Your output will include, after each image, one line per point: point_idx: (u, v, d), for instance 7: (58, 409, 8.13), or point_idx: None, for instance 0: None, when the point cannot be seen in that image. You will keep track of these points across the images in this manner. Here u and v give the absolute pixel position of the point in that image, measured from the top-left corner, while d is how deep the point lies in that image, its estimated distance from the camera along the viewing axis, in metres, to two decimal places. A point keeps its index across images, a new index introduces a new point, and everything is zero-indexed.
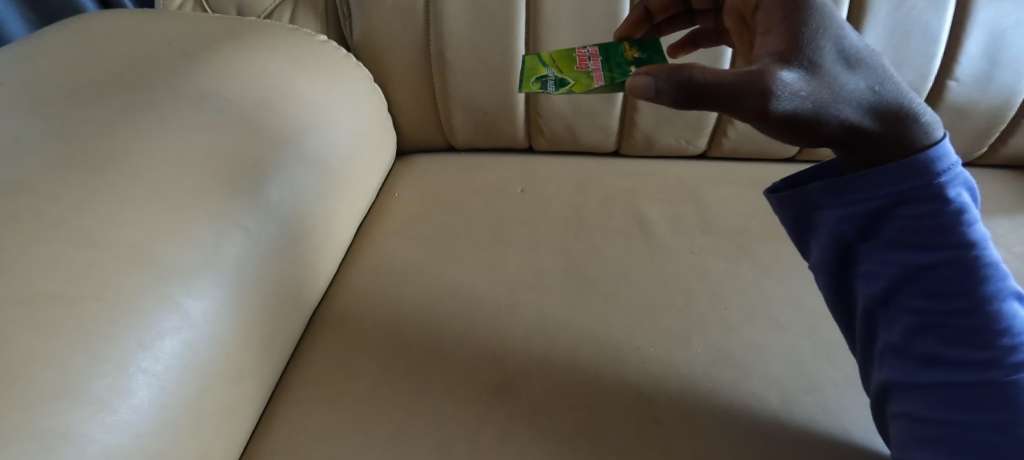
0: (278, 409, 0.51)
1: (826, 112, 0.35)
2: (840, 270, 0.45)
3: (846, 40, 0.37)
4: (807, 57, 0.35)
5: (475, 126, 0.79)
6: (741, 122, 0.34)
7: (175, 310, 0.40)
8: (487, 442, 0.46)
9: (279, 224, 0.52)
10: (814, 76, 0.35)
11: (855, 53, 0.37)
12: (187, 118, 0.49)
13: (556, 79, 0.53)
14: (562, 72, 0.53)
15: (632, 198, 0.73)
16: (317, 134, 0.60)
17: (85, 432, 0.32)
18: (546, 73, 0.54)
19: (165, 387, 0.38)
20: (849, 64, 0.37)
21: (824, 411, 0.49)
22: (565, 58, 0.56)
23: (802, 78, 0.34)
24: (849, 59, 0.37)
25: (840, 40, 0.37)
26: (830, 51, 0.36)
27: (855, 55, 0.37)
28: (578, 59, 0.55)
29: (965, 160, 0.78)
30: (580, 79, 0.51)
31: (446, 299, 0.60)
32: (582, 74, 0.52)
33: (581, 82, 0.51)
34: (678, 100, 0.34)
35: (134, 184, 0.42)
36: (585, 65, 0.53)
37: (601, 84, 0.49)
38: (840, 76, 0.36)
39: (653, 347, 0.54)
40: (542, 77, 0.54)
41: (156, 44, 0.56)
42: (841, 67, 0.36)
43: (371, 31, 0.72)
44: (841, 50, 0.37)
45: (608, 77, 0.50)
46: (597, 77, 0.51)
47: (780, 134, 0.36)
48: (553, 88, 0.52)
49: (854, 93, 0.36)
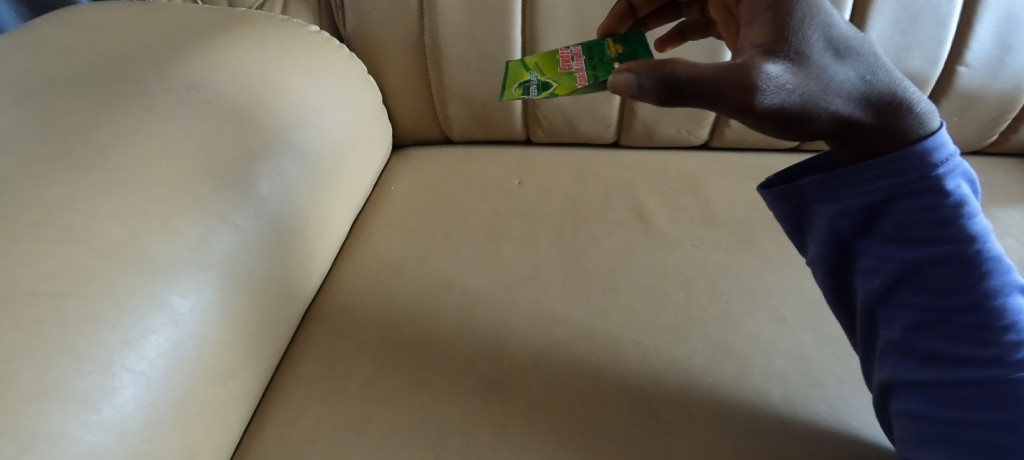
0: (270, 407, 0.50)
1: (816, 105, 0.33)
2: (837, 265, 0.43)
3: (834, 29, 0.36)
4: (794, 48, 0.34)
5: (471, 118, 0.78)
6: (728, 118, 0.33)
7: (161, 307, 0.39)
8: (482, 441, 0.45)
9: (268, 219, 0.51)
10: (801, 68, 0.33)
11: (845, 41, 0.36)
12: (174, 110, 0.48)
13: (539, 84, 0.51)
14: (545, 75, 0.52)
15: (632, 190, 0.72)
16: (308, 128, 0.59)
17: (67, 431, 0.32)
18: (528, 77, 0.52)
19: (151, 386, 0.37)
20: (838, 53, 0.35)
21: (829, 407, 0.47)
22: (549, 61, 0.54)
23: (789, 70, 0.33)
24: (838, 48, 0.35)
25: (829, 28, 0.36)
26: (818, 40, 0.35)
27: (845, 43, 0.36)
28: (561, 60, 0.53)
29: (974, 148, 0.76)
30: (563, 81, 0.50)
31: (443, 294, 0.59)
32: (565, 75, 0.51)
33: (564, 84, 0.49)
34: (661, 96, 0.33)
35: (118, 178, 0.41)
36: (568, 67, 0.52)
37: (585, 85, 0.48)
38: (829, 66, 0.34)
39: (653, 341, 0.53)
40: (524, 82, 0.52)
41: (141, 35, 0.55)
42: (830, 57, 0.35)
43: (364, 21, 0.71)
44: (829, 38, 0.35)
45: (591, 77, 0.49)
46: (581, 77, 0.49)
47: (770, 129, 0.34)
48: (536, 92, 0.50)
49: (845, 84, 0.34)
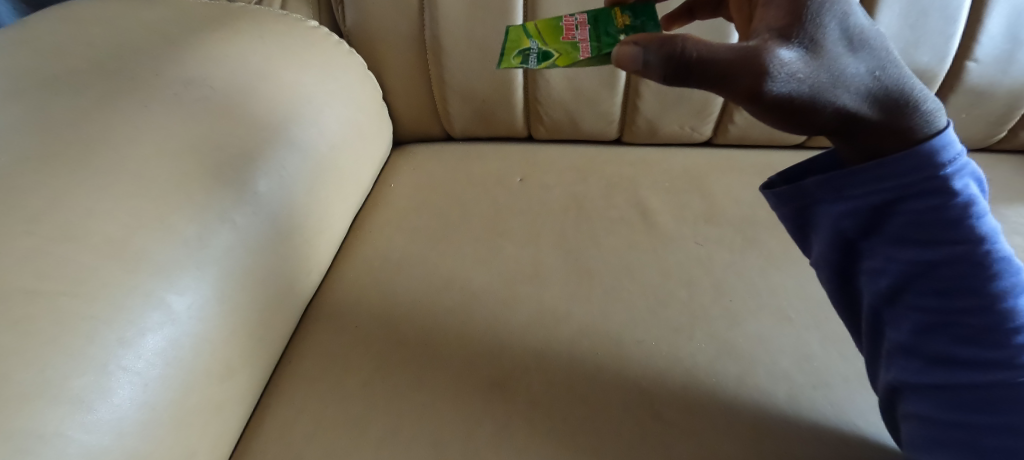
0: (270, 406, 0.49)
1: (824, 97, 0.33)
2: (844, 266, 0.43)
3: (850, 19, 0.35)
4: (808, 35, 0.33)
5: (472, 114, 0.77)
6: (734, 103, 0.33)
7: (157, 305, 0.38)
8: (484, 441, 0.45)
9: (267, 216, 0.50)
10: (813, 57, 0.33)
11: (859, 33, 0.35)
12: (171, 106, 0.47)
13: (539, 53, 0.50)
14: (546, 44, 0.50)
15: (635, 187, 0.71)
16: (307, 124, 0.58)
17: (63, 432, 0.31)
18: (529, 45, 0.51)
19: (148, 386, 0.37)
20: (852, 44, 0.34)
21: (834, 409, 0.47)
22: (551, 28, 0.52)
23: (801, 58, 0.32)
24: (852, 40, 0.35)
25: (845, 18, 0.35)
26: (833, 30, 0.34)
27: (859, 36, 0.35)
28: (564, 28, 0.52)
29: (981, 145, 0.75)
30: (564, 51, 0.49)
31: (443, 292, 0.58)
32: (567, 45, 0.49)
33: (565, 55, 0.48)
34: (666, 74, 0.33)
35: (112, 175, 0.40)
36: (571, 36, 0.50)
37: (586, 57, 0.47)
38: (842, 58, 0.34)
39: (656, 341, 0.52)
40: (525, 50, 0.51)
41: (138, 31, 0.55)
42: (843, 48, 0.34)
43: (364, 16, 0.70)
44: (844, 29, 0.35)
45: (594, 48, 0.48)
46: (583, 49, 0.48)
47: (776, 119, 0.34)
48: (535, 62, 0.49)
49: (856, 78, 0.34)
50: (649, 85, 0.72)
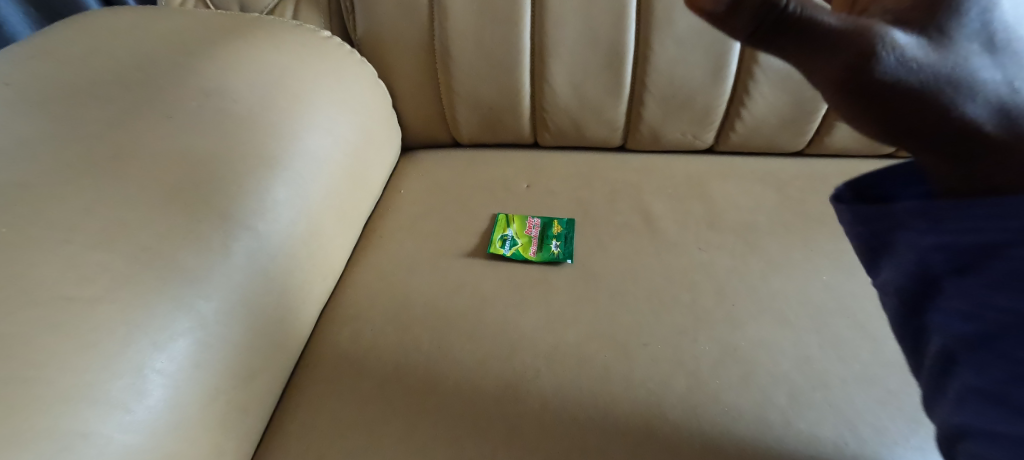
0: (289, 407, 0.51)
1: (932, 98, 0.25)
2: (917, 308, 0.30)
3: (996, 14, 0.26)
4: (935, 23, 0.26)
5: (479, 121, 0.79)
6: (814, 79, 0.28)
7: (186, 310, 0.40)
8: (497, 440, 0.47)
9: (286, 223, 0.52)
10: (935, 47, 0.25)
11: (1008, 32, 0.26)
12: (193, 118, 0.49)
13: None
14: None
15: (639, 194, 0.73)
16: (321, 132, 0.60)
17: (102, 432, 0.33)
18: None
19: (179, 387, 0.38)
20: (993, 44, 0.25)
21: (834, 409, 0.48)
22: None
23: (920, 45, 0.25)
24: (996, 41, 0.25)
25: (988, 9, 0.26)
26: (973, 20, 0.26)
27: (1007, 35, 0.25)
28: None
29: None
30: None
31: (454, 297, 0.60)
32: None
33: None
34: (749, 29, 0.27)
35: (141, 185, 0.42)
36: None
37: None
38: (974, 58, 0.25)
39: (660, 344, 0.54)
40: None
41: (158, 43, 0.56)
42: (981, 45, 0.25)
43: (374, 27, 0.72)
44: (987, 23, 0.26)
45: None
46: None
47: (851, 115, 0.27)
48: None
49: (992, 86, 0.24)
50: (652, 94, 0.74)
